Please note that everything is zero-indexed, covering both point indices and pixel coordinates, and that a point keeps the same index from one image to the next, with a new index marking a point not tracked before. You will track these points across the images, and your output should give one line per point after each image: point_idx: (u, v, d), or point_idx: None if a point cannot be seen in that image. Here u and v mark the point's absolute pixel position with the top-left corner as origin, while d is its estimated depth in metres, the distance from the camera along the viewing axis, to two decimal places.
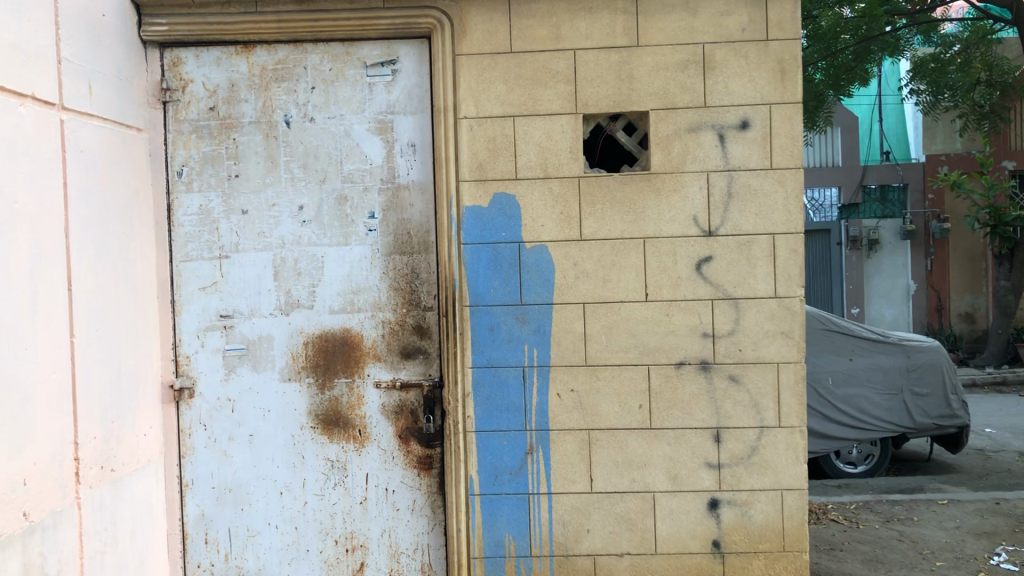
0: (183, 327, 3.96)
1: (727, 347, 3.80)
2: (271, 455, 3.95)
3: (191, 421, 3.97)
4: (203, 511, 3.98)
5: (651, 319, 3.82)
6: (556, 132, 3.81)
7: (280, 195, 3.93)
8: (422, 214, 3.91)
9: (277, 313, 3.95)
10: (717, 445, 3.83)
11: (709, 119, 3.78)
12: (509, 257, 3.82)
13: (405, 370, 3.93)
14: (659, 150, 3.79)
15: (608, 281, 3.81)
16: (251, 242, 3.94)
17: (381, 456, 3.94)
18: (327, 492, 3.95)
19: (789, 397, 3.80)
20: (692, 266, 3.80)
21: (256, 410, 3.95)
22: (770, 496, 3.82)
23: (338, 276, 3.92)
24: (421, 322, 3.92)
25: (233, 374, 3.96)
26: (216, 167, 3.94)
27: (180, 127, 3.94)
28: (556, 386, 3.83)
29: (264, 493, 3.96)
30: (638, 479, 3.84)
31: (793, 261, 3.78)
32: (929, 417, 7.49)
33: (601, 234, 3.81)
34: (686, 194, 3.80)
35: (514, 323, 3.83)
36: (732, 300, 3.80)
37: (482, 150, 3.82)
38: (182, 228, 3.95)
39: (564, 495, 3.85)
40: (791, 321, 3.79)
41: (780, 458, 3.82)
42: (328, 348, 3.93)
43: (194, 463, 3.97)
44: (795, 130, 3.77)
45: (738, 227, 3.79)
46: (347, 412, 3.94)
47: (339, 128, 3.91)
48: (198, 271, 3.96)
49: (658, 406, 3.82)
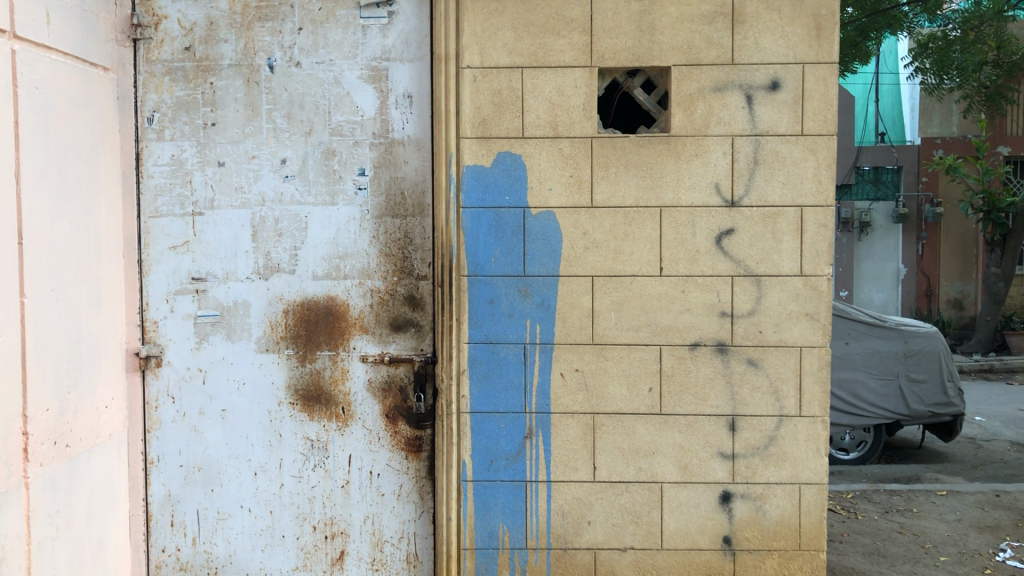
0: (151, 290, 3.61)
1: (746, 328, 3.49)
2: (245, 432, 3.61)
3: (158, 393, 3.62)
4: (169, 492, 3.64)
5: (665, 296, 3.49)
6: (568, 86, 3.46)
7: (260, 146, 3.57)
8: (417, 173, 3.57)
9: (255, 277, 3.59)
10: (732, 434, 3.52)
11: (736, 78, 3.44)
12: (512, 224, 3.47)
13: (395, 344, 3.60)
14: (681, 110, 3.45)
15: (619, 253, 3.48)
16: (228, 198, 3.58)
17: (366, 436, 3.61)
18: (306, 474, 3.62)
19: (811, 383, 3.50)
20: (712, 239, 3.48)
21: (230, 383, 3.61)
22: (788, 490, 3.53)
23: (324, 239, 3.57)
24: (414, 292, 3.59)
25: (206, 343, 3.61)
26: (191, 113, 3.57)
27: (151, 69, 3.56)
28: (559, 366, 3.51)
29: (236, 473, 3.63)
30: (644, 469, 3.53)
31: (822, 237, 3.46)
32: (925, 405, 7.12)
33: (614, 201, 3.47)
34: (708, 160, 3.46)
35: (516, 296, 3.49)
36: (754, 277, 3.49)
37: (486, 103, 3.46)
38: (152, 180, 3.58)
39: (565, 484, 3.54)
40: (817, 302, 3.48)
41: (799, 450, 3.52)
42: (310, 317, 3.59)
43: (160, 438, 3.63)
44: (830, 93, 3.43)
45: (763, 198, 3.47)
46: (329, 388, 3.60)
47: (328, 75, 3.55)
48: (169, 228, 3.59)
49: (669, 391, 3.51)
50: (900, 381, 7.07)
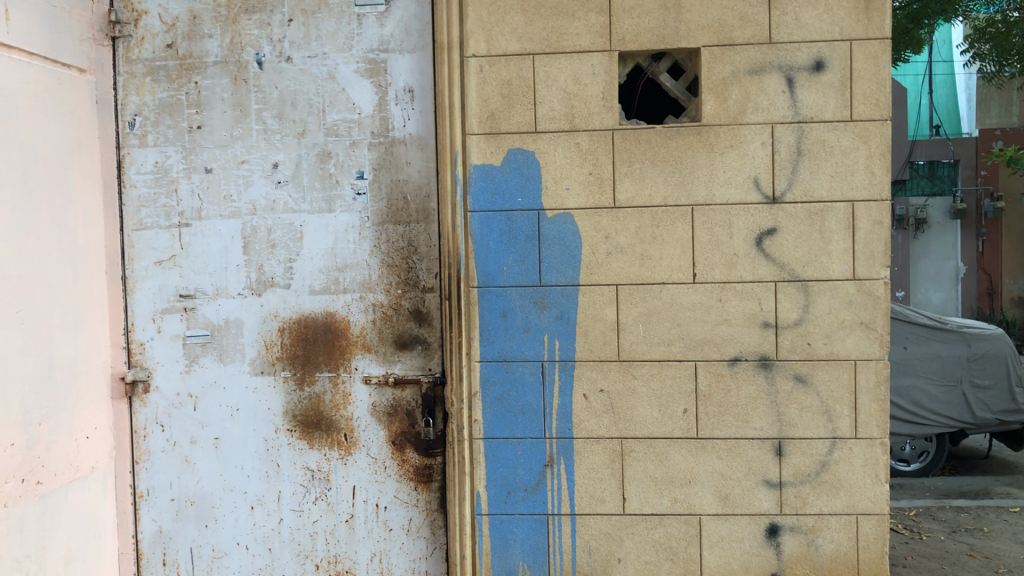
0: (136, 309, 3.32)
1: (793, 339, 3.10)
2: (240, 463, 3.31)
3: (146, 421, 3.33)
4: (160, 528, 3.35)
5: (700, 306, 3.11)
6: (585, 74, 3.10)
7: (250, 149, 3.26)
8: (421, 175, 3.24)
9: (247, 293, 3.29)
10: (779, 460, 3.13)
11: (775, 58, 3.06)
12: (526, 228, 3.12)
13: (400, 363, 3.27)
14: (712, 96, 3.08)
15: (647, 259, 3.11)
16: (217, 207, 3.28)
17: (371, 465, 3.29)
18: (306, 508, 3.31)
19: (867, 402, 3.09)
20: (752, 240, 3.09)
21: (222, 409, 3.31)
22: (843, 522, 3.12)
23: (321, 250, 3.26)
24: (420, 306, 3.26)
25: (196, 366, 3.31)
26: (175, 116, 3.28)
27: (132, 69, 3.28)
28: (582, 386, 3.14)
29: (231, 507, 3.32)
30: (680, 500, 3.15)
31: (877, 235, 3.06)
32: (993, 412, 6.56)
33: (640, 200, 3.10)
34: (746, 152, 3.08)
35: (532, 308, 3.13)
36: (800, 283, 3.09)
37: (494, 95, 3.11)
38: (135, 189, 3.30)
39: (591, 518, 3.16)
40: (873, 309, 3.07)
41: (855, 477, 3.11)
42: (308, 335, 3.28)
43: (150, 470, 3.34)
44: (883, 73, 3.03)
45: (809, 192, 3.07)
46: (330, 413, 3.28)
47: (321, 70, 3.23)
48: (154, 241, 3.31)
49: (707, 412, 3.12)
50: (964, 387, 6.52)
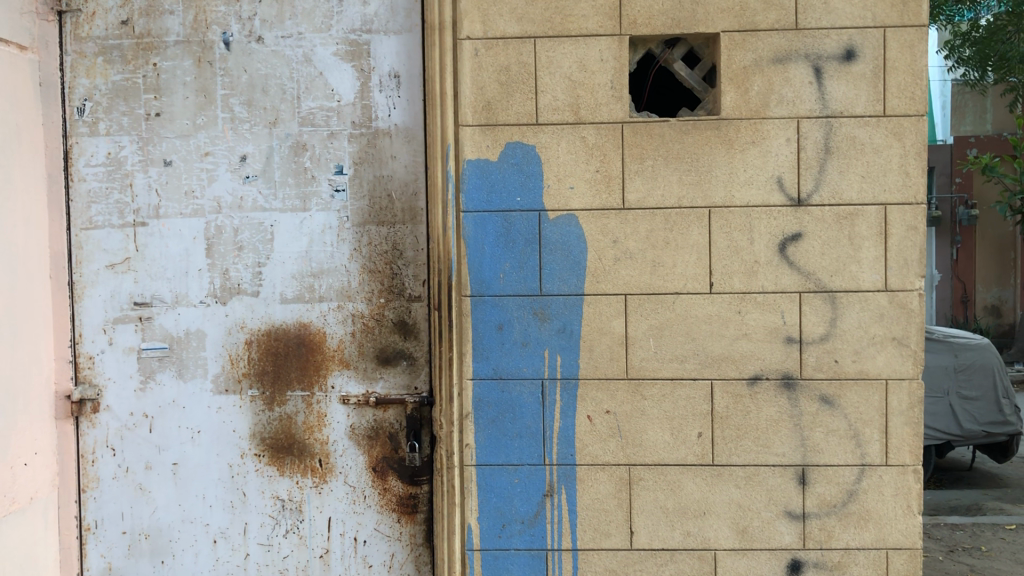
0: (85, 318, 2.95)
1: (819, 357, 2.80)
2: (201, 491, 2.95)
3: (95, 444, 2.96)
4: (110, 564, 2.97)
5: (717, 319, 2.81)
6: (592, 59, 2.78)
7: (215, 140, 2.91)
8: (407, 170, 2.91)
9: (210, 302, 2.93)
10: (802, 489, 2.83)
11: (802, 46, 2.76)
12: (525, 231, 2.80)
13: (382, 381, 2.94)
14: (733, 87, 2.78)
15: (658, 266, 2.80)
16: (177, 205, 2.93)
17: (348, 495, 2.95)
18: (275, 542, 2.96)
19: (900, 425, 2.80)
20: (774, 247, 2.79)
21: (181, 431, 2.95)
22: (872, 557, 2.83)
23: (294, 253, 2.91)
24: (405, 317, 2.93)
25: (152, 383, 2.95)
26: (130, 101, 2.92)
27: (81, 48, 2.92)
28: (585, 407, 2.82)
29: (191, 541, 2.96)
30: (694, 533, 2.84)
31: (912, 242, 2.77)
32: (977, 423, 6.19)
33: (651, 200, 2.79)
34: (768, 149, 2.78)
35: (531, 320, 2.81)
36: (827, 294, 2.80)
37: (491, 83, 2.79)
38: (84, 184, 2.94)
39: (595, 554, 2.85)
40: (906, 323, 2.78)
41: (886, 508, 2.82)
42: (278, 349, 2.93)
43: (99, 499, 2.97)
44: (919, 63, 2.75)
45: (837, 194, 2.78)
46: (302, 436, 2.94)
47: (296, 52, 2.89)
48: (106, 242, 2.94)
49: (723, 436, 2.82)
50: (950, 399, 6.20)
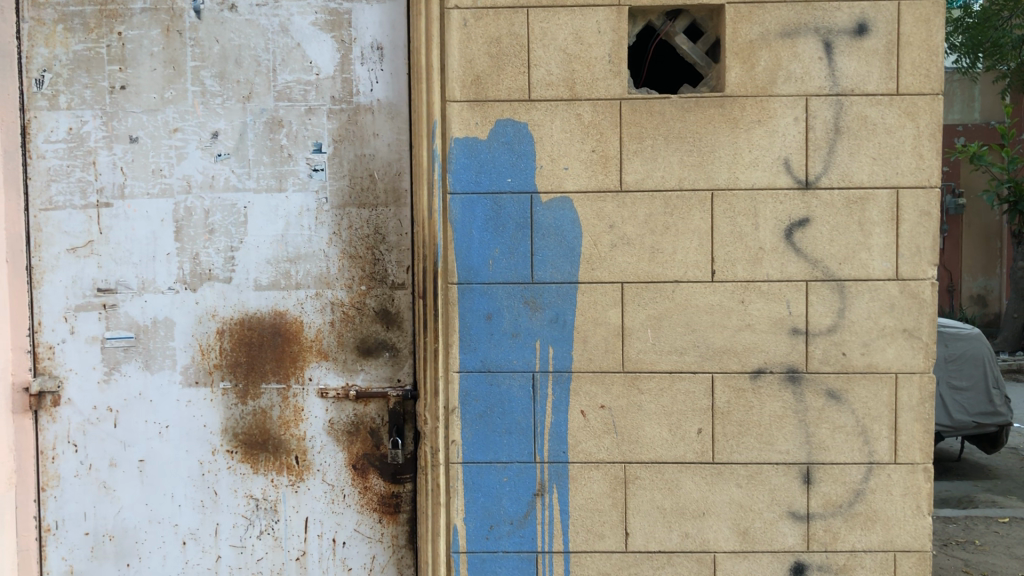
0: (43, 306, 2.75)
1: (826, 349, 2.65)
2: (170, 490, 2.77)
3: (56, 440, 2.77)
4: (72, 568, 2.79)
5: (719, 309, 2.65)
6: (588, 31, 2.61)
7: (184, 115, 2.72)
8: (390, 149, 2.74)
9: (179, 288, 2.75)
10: (807, 488, 2.68)
11: (811, 19, 2.60)
12: (515, 215, 2.63)
13: (363, 374, 2.77)
14: (737, 62, 2.61)
15: (657, 253, 2.63)
16: (143, 184, 2.74)
17: (327, 494, 2.78)
18: (249, 543, 2.78)
19: (910, 422, 2.65)
20: (780, 232, 2.63)
21: (148, 426, 2.77)
22: (878, 560, 2.69)
23: (269, 237, 2.73)
24: (388, 305, 2.76)
25: (117, 374, 2.76)
26: (93, 72, 2.72)
27: (39, 14, 2.71)
28: (579, 402, 2.66)
29: (158, 543, 2.78)
30: (692, 535, 2.69)
31: (925, 228, 2.62)
32: (966, 413, 6.03)
33: (650, 182, 2.63)
34: (775, 129, 2.62)
35: (522, 309, 2.64)
36: (835, 283, 2.64)
37: (481, 55, 2.60)
38: (43, 161, 2.73)
39: (587, 557, 2.69)
40: (918, 314, 2.63)
41: (894, 508, 2.68)
42: (252, 339, 2.75)
43: (60, 498, 2.78)
44: (935, 39, 2.59)
45: (847, 177, 2.62)
46: (278, 431, 2.76)
47: (272, 21, 2.70)
48: (67, 224, 2.75)
49: (724, 432, 2.67)
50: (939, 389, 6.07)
